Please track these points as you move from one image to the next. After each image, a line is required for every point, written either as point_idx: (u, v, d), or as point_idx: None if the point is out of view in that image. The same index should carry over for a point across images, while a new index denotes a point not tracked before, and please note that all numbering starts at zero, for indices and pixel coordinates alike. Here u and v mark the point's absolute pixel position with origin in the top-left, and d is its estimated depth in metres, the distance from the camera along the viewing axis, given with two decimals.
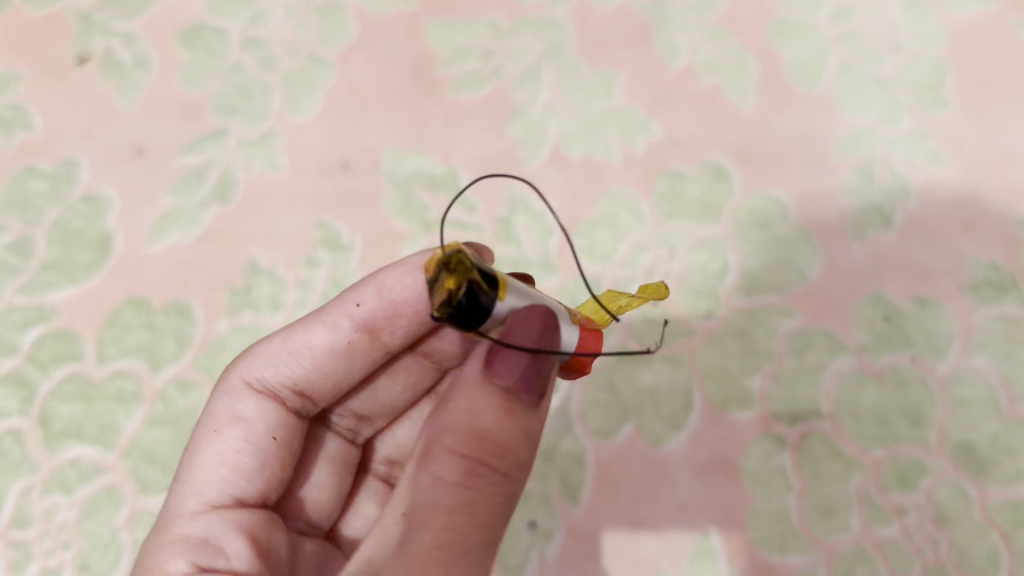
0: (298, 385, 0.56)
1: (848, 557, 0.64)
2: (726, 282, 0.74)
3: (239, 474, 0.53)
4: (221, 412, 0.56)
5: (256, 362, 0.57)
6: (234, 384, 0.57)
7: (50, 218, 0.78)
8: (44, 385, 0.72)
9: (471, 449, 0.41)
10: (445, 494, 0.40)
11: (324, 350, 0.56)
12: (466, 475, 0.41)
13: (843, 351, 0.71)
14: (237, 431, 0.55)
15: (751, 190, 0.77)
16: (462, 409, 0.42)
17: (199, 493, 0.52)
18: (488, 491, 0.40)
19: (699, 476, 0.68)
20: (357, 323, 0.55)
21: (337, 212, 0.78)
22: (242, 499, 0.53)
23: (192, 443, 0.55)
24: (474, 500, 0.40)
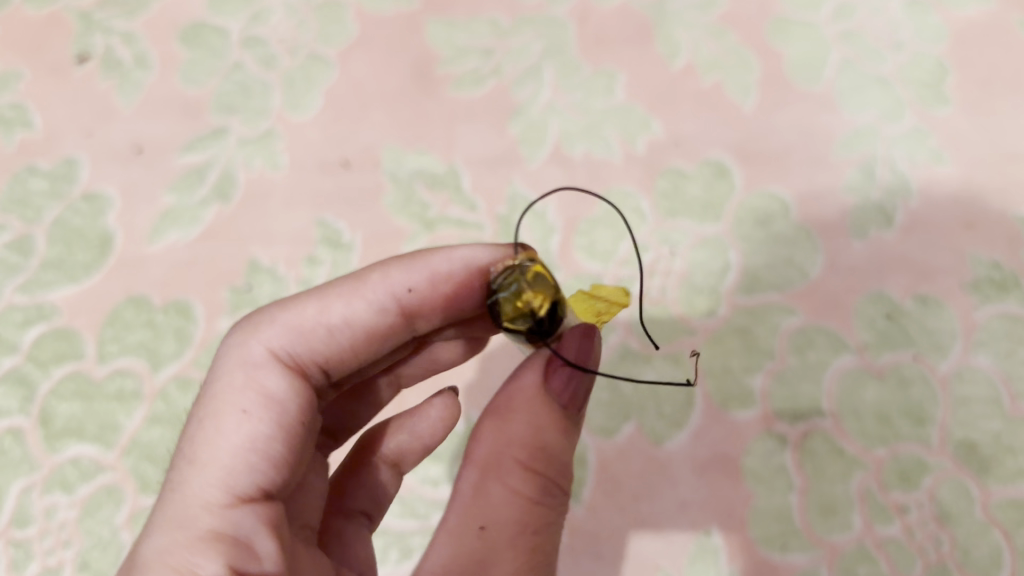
0: (327, 365, 0.53)
1: (850, 557, 0.64)
2: (727, 280, 0.73)
3: (270, 461, 0.46)
4: (247, 386, 0.48)
5: (288, 335, 0.51)
6: (259, 356, 0.50)
7: (51, 216, 0.78)
8: (44, 384, 0.72)
9: (543, 468, 0.45)
10: (527, 512, 0.44)
11: (364, 330, 0.53)
12: (541, 493, 0.45)
13: (844, 349, 0.71)
14: (267, 410, 0.48)
15: (752, 189, 0.76)
16: (533, 427, 0.45)
17: (224, 481, 0.45)
18: (557, 507, 0.45)
19: (701, 474, 0.68)
20: (402, 308, 0.54)
21: (337, 210, 0.78)
22: (270, 492, 0.46)
23: (209, 415, 0.47)
24: (549, 518, 0.45)
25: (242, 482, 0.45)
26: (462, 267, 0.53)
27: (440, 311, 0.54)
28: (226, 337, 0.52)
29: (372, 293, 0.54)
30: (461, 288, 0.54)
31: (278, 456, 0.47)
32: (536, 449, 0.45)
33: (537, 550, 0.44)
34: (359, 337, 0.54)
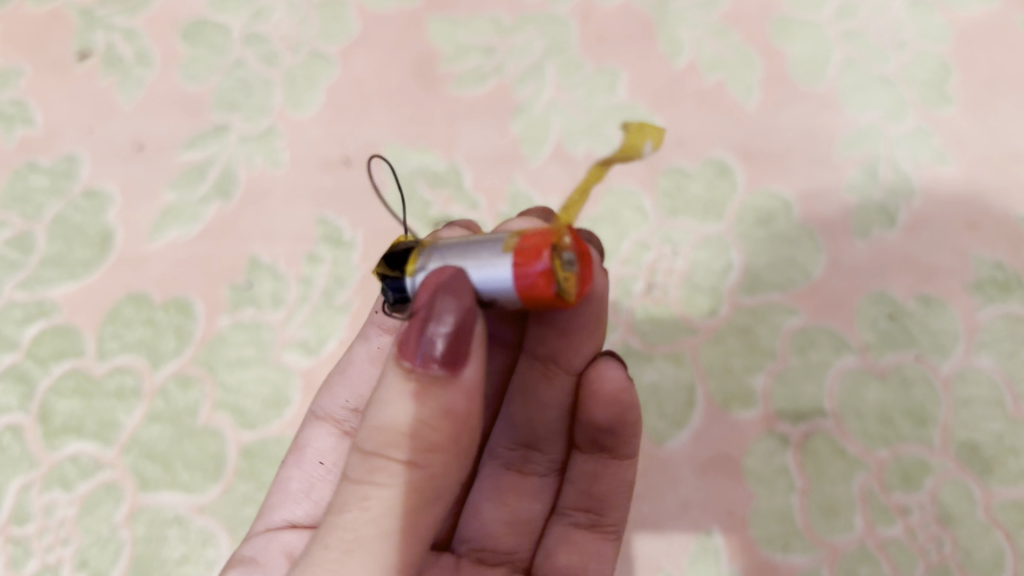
0: (352, 403, 0.62)
1: (851, 557, 0.64)
2: (729, 279, 0.73)
3: (293, 498, 0.61)
4: (294, 444, 0.64)
5: (323, 396, 0.64)
6: (309, 418, 0.64)
7: (51, 213, 0.78)
8: (44, 381, 0.72)
9: (372, 445, 0.41)
10: (346, 490, 0.41)
11: (365, 363, 0.62)
12: (366, 471, 0.40)
13: (847, 349, 0.70)
14: (295, 458, 0.63)
15: (755, 188, 0.76)
16: (377, 402, 0.41)
17: (263, 519, 0.61)
18: (385, 484, 0.40)
19: (702, 474, 0.68)
20: (387, 329, 0.62)
21: (338, 208, 0.77)
22: (296, 522, 0.60)
23: (275, 478, 0.63)
24: (369, 495, 0.40)
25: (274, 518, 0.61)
26: None
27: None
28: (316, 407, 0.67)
29: (362, 334, 0.63)
30: None
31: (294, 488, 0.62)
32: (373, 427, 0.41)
33: (349, 530, 0.40)
34: (367, 370, 0.62)
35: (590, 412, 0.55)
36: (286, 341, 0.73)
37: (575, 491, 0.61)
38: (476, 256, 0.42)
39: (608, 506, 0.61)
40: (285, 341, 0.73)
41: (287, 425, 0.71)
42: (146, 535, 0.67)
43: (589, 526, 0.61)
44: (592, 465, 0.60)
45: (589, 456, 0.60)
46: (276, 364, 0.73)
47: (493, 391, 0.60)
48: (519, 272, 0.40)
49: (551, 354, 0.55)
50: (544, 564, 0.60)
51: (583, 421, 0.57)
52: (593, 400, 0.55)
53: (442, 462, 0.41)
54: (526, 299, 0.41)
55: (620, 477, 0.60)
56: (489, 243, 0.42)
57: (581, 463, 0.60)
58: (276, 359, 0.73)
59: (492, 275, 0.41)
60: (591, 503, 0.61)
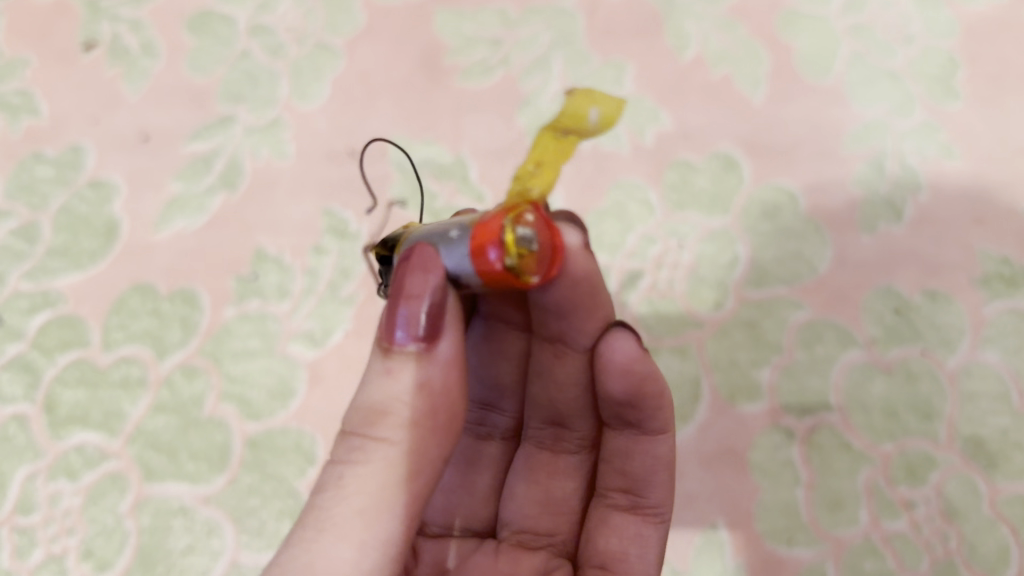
0: None
1: (856, 551, 0.64)
2: (735, 273, 0.73)
3: None
4: None
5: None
6: None
7: (57, 204, 0.78)
8: (49, 371, 0.72)
9: (350, 427, 0.41)
10: (324, 473, 0.41)
11: None
12: (346, 452, 0.41)
13: (853, 343, 0.70)
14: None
15: (761, 182, 0.76)
16: (359, 390, 0.42)
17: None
18: (360, 460, 0.40)
19: (707, 467, 0.67)
20: None
21: (344, 200, 0.77)
22: None
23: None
24: (343, 474, 0.40)
25: None
26: None
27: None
28: None
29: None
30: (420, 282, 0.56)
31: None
32: (353, 410, 0.42)
33: (321, 510, 0.40)
34: None
35: (605, 387, 0.52)
36: (292, 333, 0.73)
37: (609, 472, 0.57)
38: (445, 238, 0.42)
39: (648, 485, 0.56)
40: (291, 332, 0.73)
41: (292, 416, 0.71)
42: (152, 525, 0.67)
43: (629, 508, 0.57)
44: (623, 442, 0.56)
45: (618, 432, 0.56)
46: (281, 355, 0.73)
47: (516, 373, 0.58)
48: (478, 255, 0.40)
49: (558, 334, 0.52)
50: (587, 549, 0.57)
51: (603, 398, 0.53)
52: (605, 373, 0.51)
53: (421, 442, 0.41)
54: (486, 283, 0.41)
55: (654, 453, 0.56)
56: (459, 223, 0.43)
57: (612, 441, 0.56)
58: (282, 350, 0.73)
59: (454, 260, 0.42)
60: (631, 483, 0.56)
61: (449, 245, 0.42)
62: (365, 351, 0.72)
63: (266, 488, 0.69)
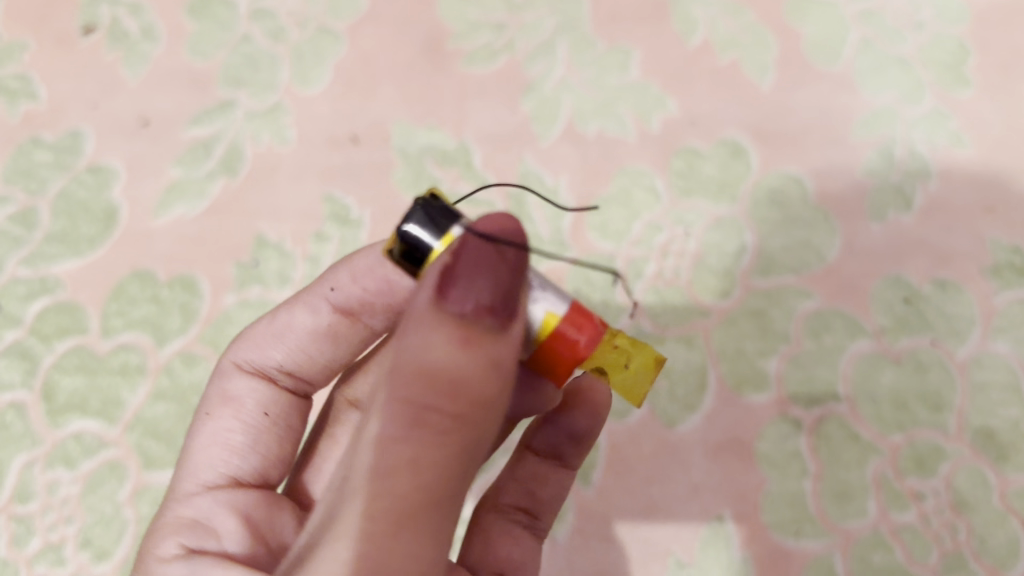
0: (285, 367, 0.58)
1: (864, 543, 0.63)
2: (742, 262, 0.72)
3: (233, 452, 0.56)
4: (214, 394, 0.58)
5: (243, 346, 0.58)
6: (225, 367, 0.58)
7: (55, 189, 0.77)
8: (47, 358, 0.71)
9: (415, 400, 0.35)
10: (382, 452, 0.35)
11: (306, 333, 0.57)
12: (413, 430, 0.35)
13: (862, 333, 0.69)
14: (228, 410, 0.57)
15: (769, 169, 0.75)
16: (421, 350, 0.35)
17: (195, 477, 0.54)
18: (433, 445, 0.35)
19: (714, 458, 0.66)
20: (334, 306, 0.57)
21: (346, 186, 0.76)
22: (239, 479, 0.55)
23: (190, 431, 0.58)
24: (414, 461, 0.34)
25: (210, 473, 0.54)
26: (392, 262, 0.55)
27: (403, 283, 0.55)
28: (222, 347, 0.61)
29: (306, 298, 0.58)
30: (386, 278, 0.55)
31: (240, 443, 0.56)
32: (413, 373, 0.35)
33: (386, 501, 0.34)
34: (304, 339, 0.58)
35: (565, 417, 0.58)
36: None
37: (518, 488, 0.59)
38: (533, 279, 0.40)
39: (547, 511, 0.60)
40: None
41: None
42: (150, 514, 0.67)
43: (526, 525, 0.59)
44: (543, 468, 0.59)
45: (540, 457, 0.59)
46: None
47: None
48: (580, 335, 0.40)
49: None
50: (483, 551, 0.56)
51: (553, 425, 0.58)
52: (576, 407, 0.58)
53: (485, 421, 0.37)
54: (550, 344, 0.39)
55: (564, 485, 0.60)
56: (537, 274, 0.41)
57: (528, 463, 0.59)
58: None
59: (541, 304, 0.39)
60: (531, 503, 0.59)
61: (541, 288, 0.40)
62: None
63: None
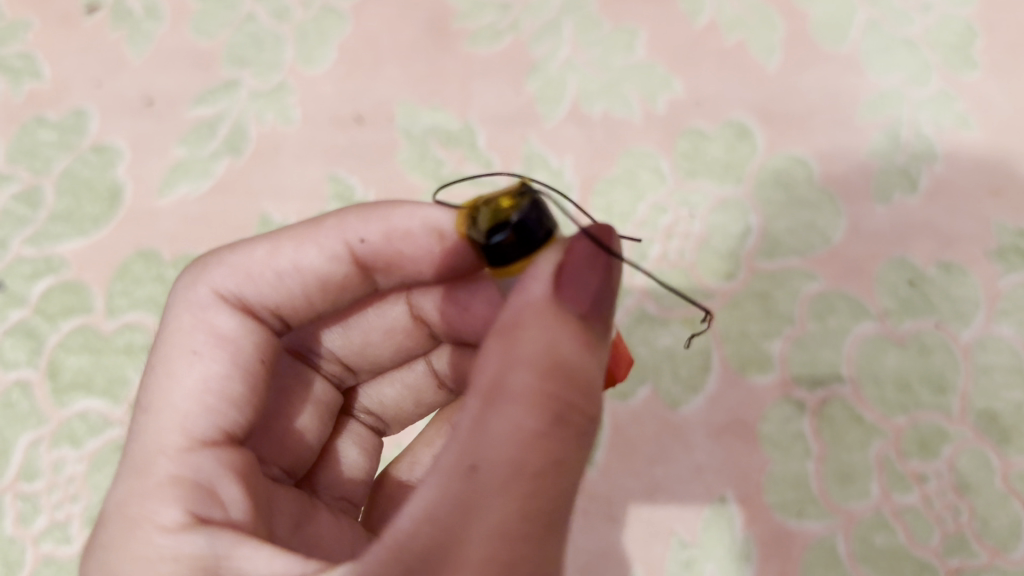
0: (280, 309, 0.54)
1: (867, 524, 0.63)
2: (747, 244, 0.72)
3: (226, 401, 0.49)
4: (197, 330, 0.51)
5: (233, 277, 0.53)
6: (207, 298, 0.52)
7: (59, 168, 0.77)
8: (52, 337, 0.71)
9: (557, 394, 0.37)
10: (529, 445, 0.36)
11: (313, 275, 0.54)
12: (556, 425, 0.36)
13: (866, 315, 0.69)
14: (220, 351, 0.51)
15: (775, 150, 0.75)
16: (553, 348, 0.38)
17: (179, 420, 0.48)
18: (571, 441, 0.37)
19: (717, 439, 0.66)
20: (354, 256, 0.54)
21: (350, 165, 0.76)
22: (229, 434, 0.49)
23: (161, 359, 0.50)
24: (559, 456, 0.36)
25: (201, 425, 0.48)
26: (418, 224, 0.52)
27: (436, 254, 0.53)
28: (181, 277, 0.54)
29: (321, 237, 0.53)
30: (419, 246, 0.53)
31: (235, 394, 0.50)
32: (550, 368, 0.37)
33: (538, 495, 0.35)
34: (308, 282, 0.54)
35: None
36: None
37: None
38: None
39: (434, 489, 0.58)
40: None
41: None
42: None
43: None
44: None
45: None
46: None
47: (392, 358, 0.62)
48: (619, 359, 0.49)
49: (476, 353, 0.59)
50: None
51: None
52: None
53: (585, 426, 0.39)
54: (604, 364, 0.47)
55: None
56: None
57: None
58: None
59: None
60: None
61: None
62: None
63: None
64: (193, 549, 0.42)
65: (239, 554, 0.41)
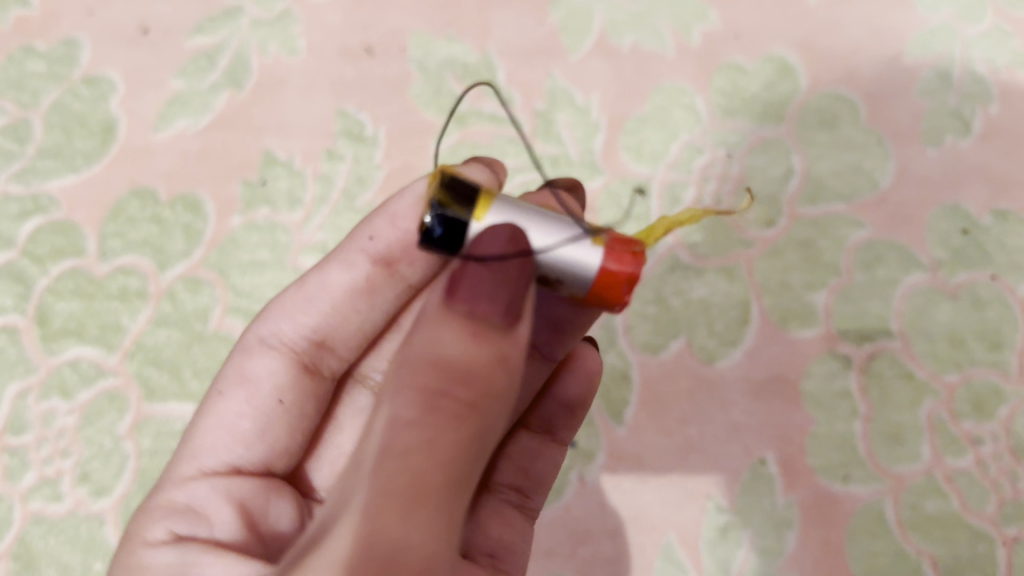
0: (317, 335, 0.50)
1: (918, 489, 0.59)
2: (789, 187, 0.66)
3: (239, 440, 0.47)
4: (232, 371, 0.50)
5: (271, 317, 0.50)
6: (250, 341, 0.50)
7: (49, 101, 0.71)
8: (41, 281, 0.66)
9: (430, 382, 0.30)
10: (394, 436, 0.30)
11: (343, 292, 0.49)
12: (422, 413, 0.30)
13: (916, 266, 0.64)
14: (241, 391, 0.49)
15: (818, 88, 0.70)
16: (427, 334, 0.31)
17: (192, 461, 0.47)
18: (448, 429, 0.30)
19: (755, 397, 0.61)
20: (373, 257, 0.49)
21: (359, 101, 0.71)
22: (243, 468, 0.47)
23: (199, 410, 0.49)
24: (430, 443, 0.30)
25: (210, 460, 0.47)
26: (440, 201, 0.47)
27: None
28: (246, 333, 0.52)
29: (343, 254, 0.49)
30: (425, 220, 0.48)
31: (248, 430, 0.48)
32: (424, 358, 0.31)
33: (404, 483, 0.29)
34: (341, 300, 0.49)
35: (557, 383, 0.53)
36: (304, 245, 0.67)
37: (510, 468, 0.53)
38: (541, 226, 0.36)
39: (540, 489, 0.54)
40: (303, 244, 0.67)
41: None
42: (152, 448, 0.63)
43: (519, 507, 0.53)
44: (534, 445, 0.54)
45: (533, 433, 0.54)
46: (292, 270, 0.67)
47: None
48: (611, 255, 0.37)
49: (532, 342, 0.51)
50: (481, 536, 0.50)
51: (547, 395, 0.53)
52: (568, 370, 0.53)
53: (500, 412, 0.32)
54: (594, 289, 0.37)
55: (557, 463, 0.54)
56: (545, 217, 0.37)
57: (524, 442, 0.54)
58: (293, 263, 0.67)
59: (571, 259, 0.36)
60: (527, 482, 0.53)
61: (558, 242, 0.36)
62: None
63: None
64: (165, 559, 0.40)
65: (200, 563, 0.39)
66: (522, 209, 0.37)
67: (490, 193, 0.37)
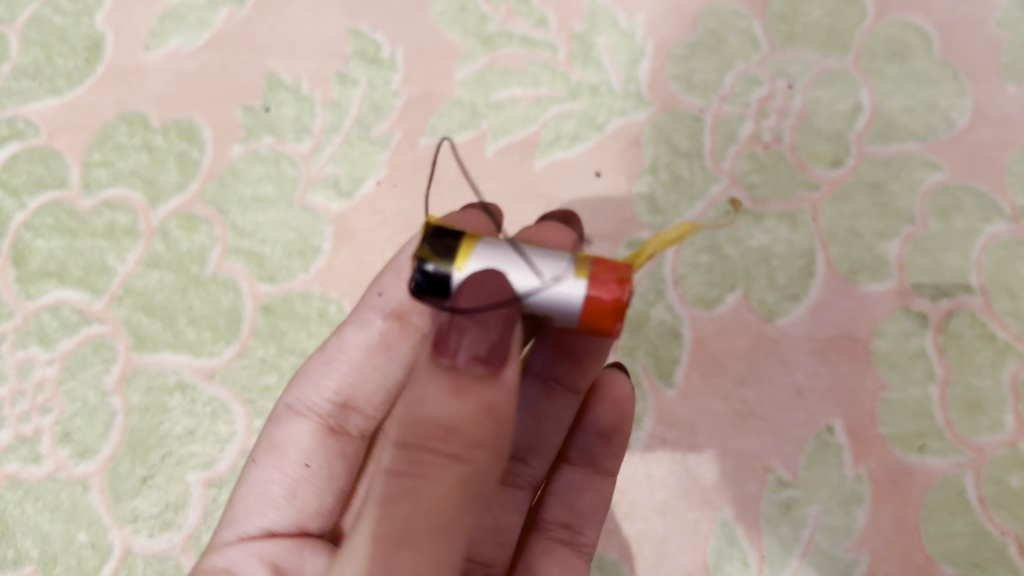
0: (341, 397, 0.47)
1: (1000, 462, 0.52)
2: (858, 123, 0.59)
3: (269, 504, 0.46)
4: (263, 440, 0.48)
5: (297, 382, 0.48)
6: (279, 411, 0.48)
7: (25, 13, 0.63)
8: (20, 217, 0.60)
9: (412, 436, 0.29)
10: (383, 488, 0.30)
11: (360, 353, 0.47)
12: (410, 466, 0.29)
13: (997, 215, 0.57)
14: (269, 458, 0.47)
15: (885, 15, 0.61)
16: (416, 388, 0.30)
17: (233, 526, 0.46)
18: (432, 479, 0.29)
19: (821, 358, 0.55)
20: (385, 313, 0.46)
21: (374, 19, 0.63)
22: (277, 531, 0.45)
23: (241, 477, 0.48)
24: (415, 491, 0.29)
25: (247, 525, 0.46)
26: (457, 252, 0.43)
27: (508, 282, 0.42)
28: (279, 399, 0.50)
29: (359, 313, 0.47)
30: None
31: (278, 494, 0.46)
32: (411, 414, 0.30)
33: (391, 532, 0.29)
34: (360, 361, 0.47)
35: (587, 415, 0.48)
36: (313, 179, 0.60)
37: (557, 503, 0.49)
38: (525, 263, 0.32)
39: (594, 523, 0.49)
40: (313, 179, 0.60)
41: (314, 279, 0.59)
42: (143, 404, 0.57)
43: (569, 543, 0.49)
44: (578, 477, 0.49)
45: (574, 466, 0.49)
46: (300, 207, 0.59)
47: None
48: (595, 281, 0.33)
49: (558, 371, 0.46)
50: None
51: (581, 425, 0.48)
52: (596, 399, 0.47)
53: (498, 460, 0.30)
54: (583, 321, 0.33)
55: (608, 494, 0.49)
56: (530, 253, 0.33)
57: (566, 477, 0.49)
58: (301, 200, 0.59)
59: (556, 296, 0.32)
60: (575, 517, 0.49)
61: (544, 282, 0.32)
62: (399, 205, 0.59)
63: (283, 363, 0.57)
64: None
65: None
66: (511, 246, 0.33)
67: (473, 236, 0.34)
